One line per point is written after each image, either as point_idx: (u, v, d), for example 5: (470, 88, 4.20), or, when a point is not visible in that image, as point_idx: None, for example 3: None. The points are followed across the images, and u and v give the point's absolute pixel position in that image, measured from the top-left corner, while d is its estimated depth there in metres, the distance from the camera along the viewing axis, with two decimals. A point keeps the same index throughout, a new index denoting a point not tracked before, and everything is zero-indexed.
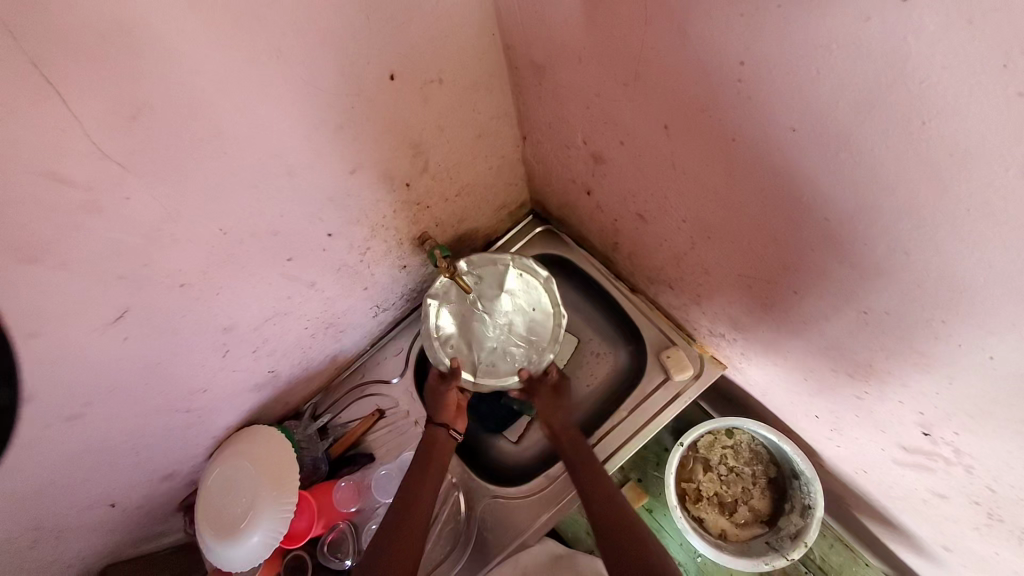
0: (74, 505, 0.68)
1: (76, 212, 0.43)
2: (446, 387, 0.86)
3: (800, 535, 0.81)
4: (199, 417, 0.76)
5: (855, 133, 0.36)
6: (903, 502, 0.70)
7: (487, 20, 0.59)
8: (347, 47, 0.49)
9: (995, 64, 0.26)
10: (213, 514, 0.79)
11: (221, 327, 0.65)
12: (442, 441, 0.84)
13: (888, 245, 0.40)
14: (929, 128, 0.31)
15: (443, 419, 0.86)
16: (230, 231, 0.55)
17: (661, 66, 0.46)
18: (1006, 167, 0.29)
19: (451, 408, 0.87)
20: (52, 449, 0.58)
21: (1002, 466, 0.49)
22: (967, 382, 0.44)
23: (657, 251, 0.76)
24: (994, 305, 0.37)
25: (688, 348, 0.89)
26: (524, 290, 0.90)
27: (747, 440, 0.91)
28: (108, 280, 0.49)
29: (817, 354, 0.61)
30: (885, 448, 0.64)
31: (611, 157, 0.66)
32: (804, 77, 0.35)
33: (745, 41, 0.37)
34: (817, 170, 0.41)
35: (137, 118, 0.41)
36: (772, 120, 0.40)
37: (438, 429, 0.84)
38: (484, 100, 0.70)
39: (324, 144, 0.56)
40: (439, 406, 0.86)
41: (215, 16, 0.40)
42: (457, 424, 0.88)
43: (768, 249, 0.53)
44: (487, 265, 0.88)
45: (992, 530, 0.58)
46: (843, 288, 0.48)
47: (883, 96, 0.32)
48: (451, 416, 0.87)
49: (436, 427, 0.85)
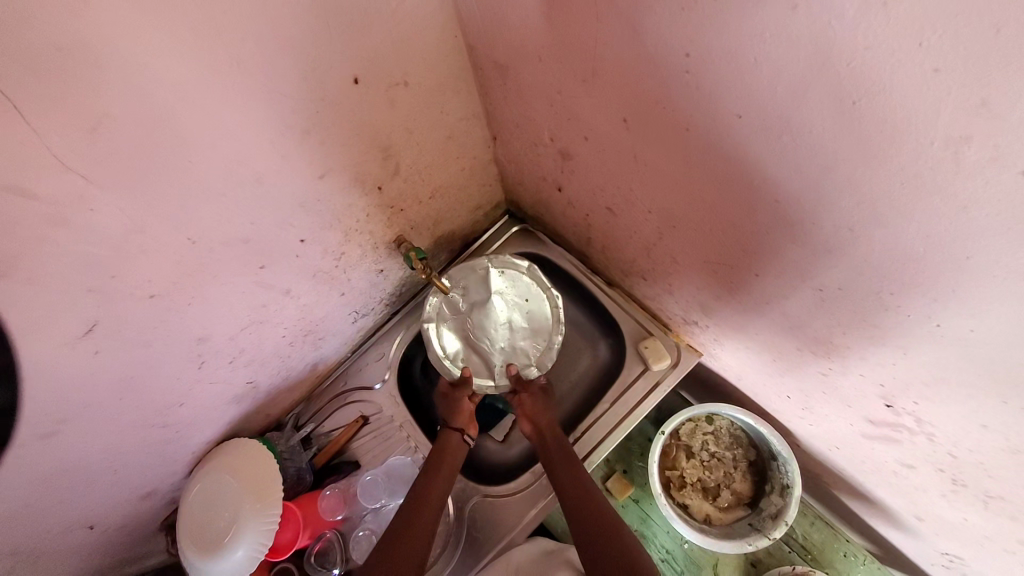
0: (50, 530, 0.66)
1: (40, 225, 0.42)
2: (457, 395, 0.87)
3: (780, 515, 0.83)
4: (177, 432, 0.74)
5: (795, 116, 0.38)
6: (876, 475, 0.72)
7: (449, 23, 0.60)
8: (309, 52, 0.50)
9: (911, 44, 0.28)
10: (195, 531, 0.77)
11: (195, 338, 0.65)
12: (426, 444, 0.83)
13: (836, 223, 0.42)
14: (860, 108, 0.33)
15: (456, 425, 0.86)
16: (200, 240, 0.55)
17: (615, 61, 0.47)
18: (931, 141, 0.32)
19: (465, 415, 0.88)
20: (24, 471, 0.56)
21: (961, 432, 0.51)
22: (919, 351, 0.47)
23: (628, 244, 0.78)
24: (935, 274, 0.39)
25: (665, 338, 0.91)
26: (510, 286, 0.90)
27: (726, 425, 0.94)
28: (77, 293, 0.49)
29: (783, 334, 0.63)
30: (853, 423, 0.66)
31: (577, 152, 0.67)
32: (745, 65, 0.37)
33: (688, 33, 0.39)
34: (765, 154, 0.42)
35: (99, 129, 0.41)
36: (721, 107, 0.42)
37: (450, 434, 0.85)
38: (451, 101, 0.71)
39: (291, 149, 0.57)
40: (452, 412, 0.87)
41: (173, 23, 0.40)
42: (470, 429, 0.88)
43: (730, 234, 0.55)
44: (468, 274, 0.90)
45: (957, 495, 0.60)
46: (799, 267, 0.50)
47: (817, 80, 0.34)
48: (464, 421, 0.87)
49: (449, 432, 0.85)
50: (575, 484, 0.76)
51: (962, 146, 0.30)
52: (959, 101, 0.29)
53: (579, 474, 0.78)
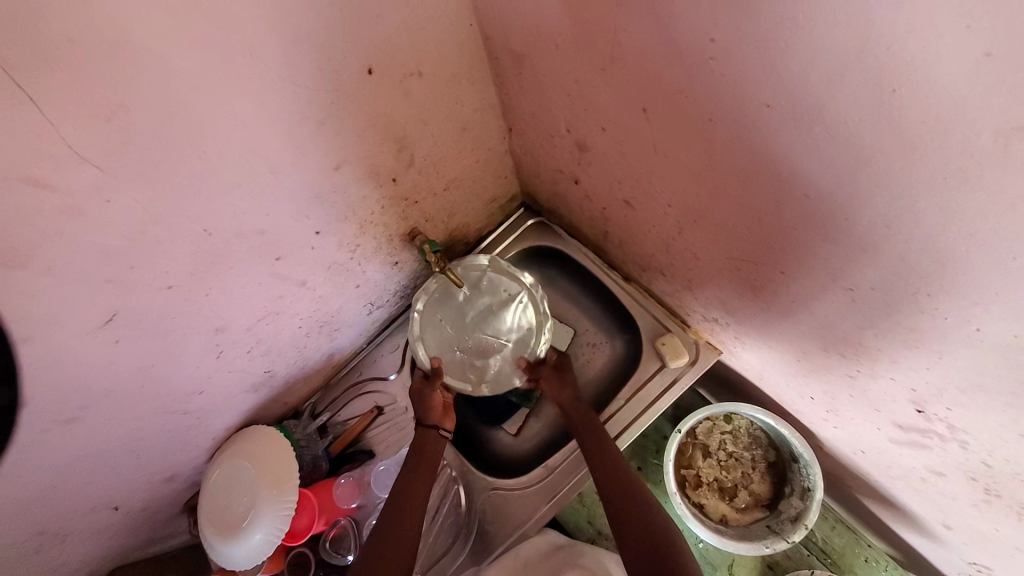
0: (78, 509, 0.69)
1: (59, 217, 0.43)
2: (430, 389, 0.86)
3: (800, 518, 0.81)
4: (197, 418, 0.76)
5: (828, 105, 0.35)
6: (902, 481, 0.69)
7: (465, 12, 0.59)
8: (322, 42, 0.49)
9: (958, 26, 0.26)
10: (215, 514, 0.79)
11: (213, 328, 0.66)
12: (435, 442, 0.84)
13: (870, 219, 0.40)
14: (899, 96, 0.31)
15: (430, 420, 0.86)
16: (215, 231, 0.56)
17: (635, 49, 0.45)
18: (977, 133, 0.29)
19: (437, 408, 0.87)
20: (51, 453, 0.59)
21: (996, 441, 0.48)
22: (955, 356, 0.44)
23: (647, 238, 0.76)
24: (976, 273, 0.36)
25: (684, 335, 0.89)
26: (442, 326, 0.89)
27: (745, 424, 0.91)
28: (96, 283, 0.50)
29: (809, 334, 0.60)
30: (880, 427, 0.63)
31: (595, 145, 0.65)
32: (774, 52, 0.35)
33: (713, 18, 0.36)
34: (792, 147, 0.40)
35: (114, 120, 0.41)
36: (746, 96, 0.40)
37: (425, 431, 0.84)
38: (467, 91, 0.69)
39: (306, 141, 0.57)
40: (424, 407, 0.86)
41: (186, 14, 0.40)
42: (445, 423, 0.88)
43: (754, 230, 0.52)
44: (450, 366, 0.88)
45: (991, 506, 0.57)
46: (829, 266, 0.48)
47: (852, 66, 0.32)
48: (437, 416, 0.87)
49: (424, 429, 0.85)
50: (606, 460, 0.77)
51: (1012, 138, 0.28)
52: (1012, 87, 0.26)
53: (605, 446, 0.79)
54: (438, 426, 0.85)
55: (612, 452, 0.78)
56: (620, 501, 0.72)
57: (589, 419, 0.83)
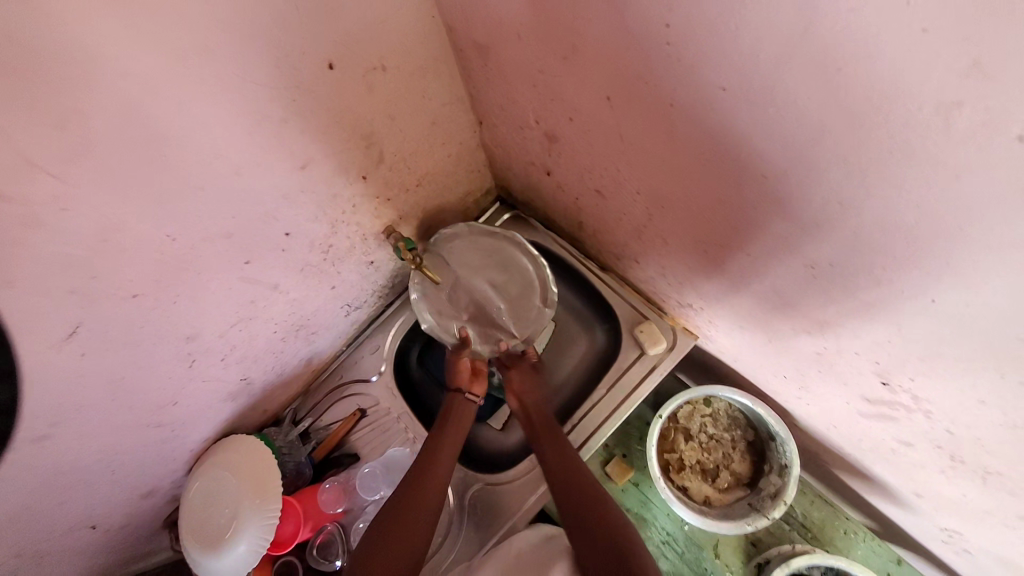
0: (52, 531, 0.66)
1: (12, 227, 0.41)
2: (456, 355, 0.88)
3: (779, 494, 0.83)
4: (173, 430, 0.74)
5: (779, 87, 0.36)
6: (874, 453, 0.72)
7: (425, 4, 0.59)
8: (279, 38, 0.48)
9: (898, 3, 0.27)
10: (195, 531, 0.78)
11: (184, 336, 0.64)
12: (456, 406, 0.86)
13: (822, 195, 0.41)
14: (846, 76, 0.32)
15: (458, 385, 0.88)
16: (179, 237, 0.54)
17: (593, 36, 0.45)
18: (921, 107, 0.30)
19: (465, 375, 0.89)
20: (19, 474, 0.56)
21: (958, 409, 0.50)
22: (911, 326, 0.46)
23: (619, 227, 0.77)
24: (926, 245, 0.38)
25: (660, 322, 0.90)
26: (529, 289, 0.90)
27: (724, 407, 0.93)
28: (57, 295, 0.48)
29: (775, 314, 0.62)
30: (850, 401, 0.65)
31: (563, 134, 0.66)
32: (725, 35, 0.36)
33: (666, 3, 0.37)
34: (748, 128, 0.41)
35: (64, 126, 0.39)
36: (704, 79, 0.40)
37: (452, 395, 0.87)
38: (433, 85, 0.69)
39: (269, 141, 0.55)
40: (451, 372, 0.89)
41: (132, 10, 0.38)
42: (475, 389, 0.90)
43: (718, 213, 0.53)
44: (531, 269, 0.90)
45: (956, 471, 0.59)
46: (789, 244, 0.49)
47: (799, 48, 0.33)
48: (465, 382, 0.89)
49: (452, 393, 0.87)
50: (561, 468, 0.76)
51: (953, 112, 0.29)
52: (950, 63, 0.27)
53: (562, 450, 0.80)
54: (463, 390, 0.87)
55: (570, 458, 0.78)
56: (571, 513, 0.70)
57: (546, 420, 0.83)
